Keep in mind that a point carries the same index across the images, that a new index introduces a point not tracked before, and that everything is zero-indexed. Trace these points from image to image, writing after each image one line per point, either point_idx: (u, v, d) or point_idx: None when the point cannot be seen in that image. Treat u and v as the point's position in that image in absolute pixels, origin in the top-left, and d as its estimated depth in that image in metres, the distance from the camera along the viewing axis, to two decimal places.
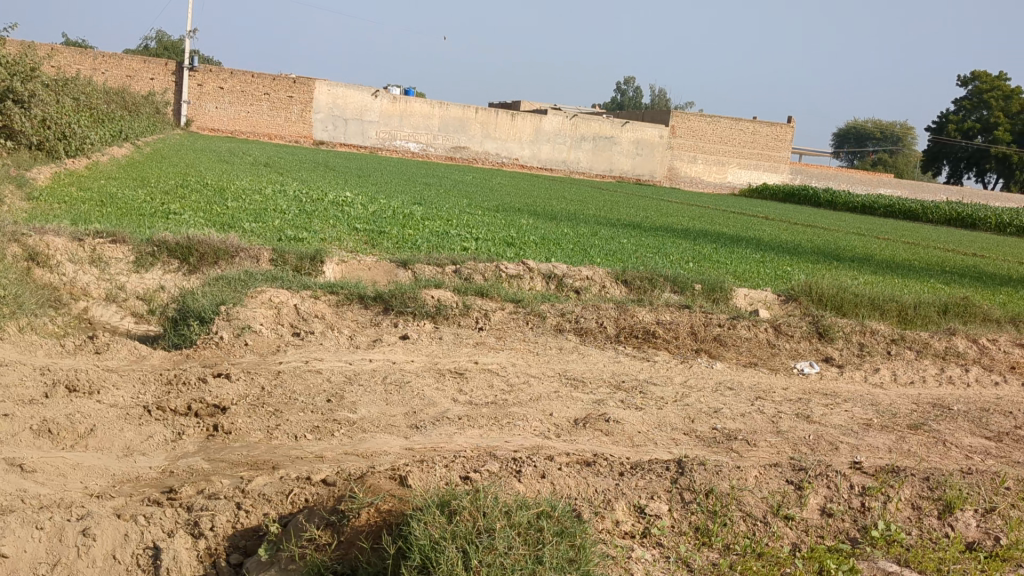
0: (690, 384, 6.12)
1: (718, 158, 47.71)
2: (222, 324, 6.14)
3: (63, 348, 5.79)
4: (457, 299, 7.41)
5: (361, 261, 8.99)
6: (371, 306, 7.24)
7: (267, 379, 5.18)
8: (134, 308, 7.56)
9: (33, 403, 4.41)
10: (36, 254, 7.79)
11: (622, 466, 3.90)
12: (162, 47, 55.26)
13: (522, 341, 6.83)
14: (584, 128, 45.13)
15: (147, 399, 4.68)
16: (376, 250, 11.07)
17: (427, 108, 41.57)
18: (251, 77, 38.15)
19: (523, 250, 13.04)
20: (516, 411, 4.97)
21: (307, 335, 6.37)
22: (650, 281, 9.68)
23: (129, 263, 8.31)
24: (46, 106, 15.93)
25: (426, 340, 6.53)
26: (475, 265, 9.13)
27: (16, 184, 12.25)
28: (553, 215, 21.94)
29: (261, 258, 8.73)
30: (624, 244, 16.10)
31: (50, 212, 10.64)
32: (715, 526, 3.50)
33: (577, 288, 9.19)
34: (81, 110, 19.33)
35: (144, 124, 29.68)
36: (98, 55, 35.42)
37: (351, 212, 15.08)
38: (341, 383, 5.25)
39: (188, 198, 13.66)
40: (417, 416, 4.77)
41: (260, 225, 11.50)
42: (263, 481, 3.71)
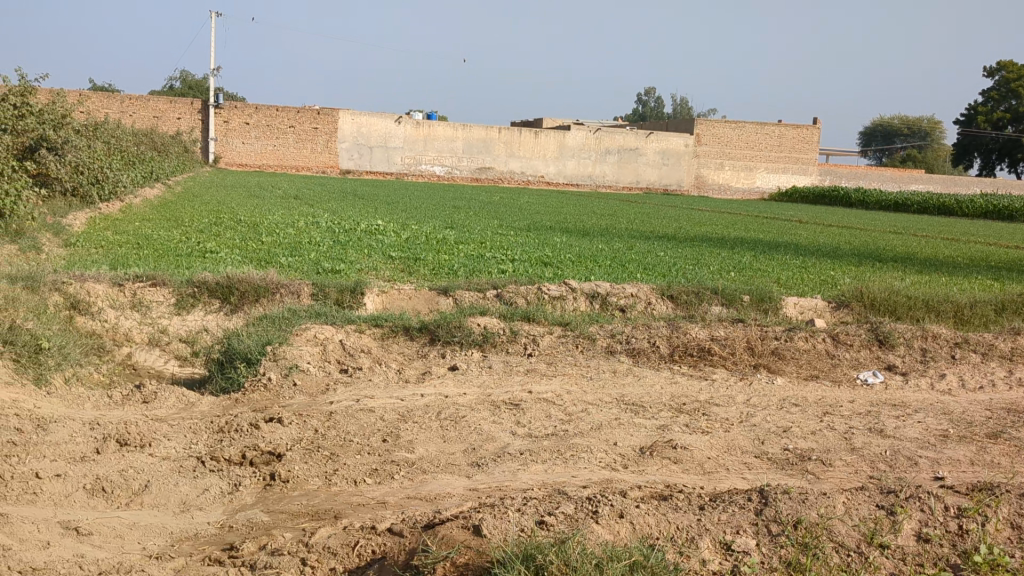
0: (753, 403, 5.91)
1: (745, 163, 47.26)
2: (269, 365, 6.03)
3: (111, 398, 5.68)
4: (504, 325, 7.24)
5: (402, 291, 8.86)
6: (417, 337, 7.09)
7: (320, 421, 5.03)
8: (178, 351, 7.47)
9: (85, 460, 4.28)
10: (77, 302, 7.73)
11: (701, 499, 3.73)
12: (187, 87, 55.68)
13: (574, 366, 6.64)
14: (609, 141, 44.92)
15: (200, 450, 4.55)
16: (413, 278, 10.93)
17: (450, 131, 41.74)
18: (276, 111, 38.45)
19: (560, 270, 12.85)
20: (579, 442, 4.77)
21: (355, 372, 6.22)
22: (696, 295, 9.44)
23: (170, 306, 8.19)
24: (79, 152, 16.00)
25: (476, 370, 6.36)
26: (517, 288, 8.94)
27: (53, 232, 12.30)
28: (585, 231, 21.71)
29: (302, 293, 8.58)
30: (660, 258, 15.85)
31: (88, 257, 10.64)
32: (809, 560, 3.28)
33: (621, 307, 8.96)
34: (112, 154, 19.48)
35: (174, 164, 29.96)
36: (125, 98, 35.86)
37: (385, 240, 14.99)
38: (395, 421, 5.09)
39: (223, 236, 13.65)
40: (477, 452, 4.59)
41: (296, 259, 11.43)
42: (327, 532, 3.56)
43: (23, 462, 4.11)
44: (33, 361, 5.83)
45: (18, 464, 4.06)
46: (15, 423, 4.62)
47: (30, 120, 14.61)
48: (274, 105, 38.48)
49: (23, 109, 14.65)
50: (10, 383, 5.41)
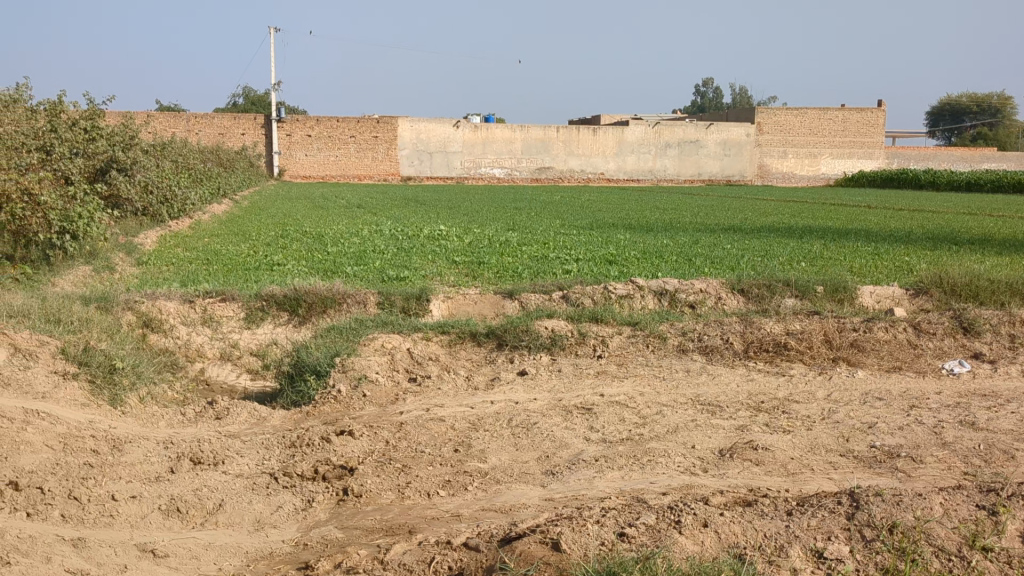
0: (835, 399, 5.71)
1: (808, 150, 46.22)
2: (338, 376, 6.01)
3: (185, 416, 5.70)
4: (572, 327, 7.12)
5: (467, 296, 8.80)
6: (484, 343, 7.01)
7: (391, 432, 4.97)
8: (250, 364, 7.56)
9: (160, 480, 4.28)
10: (150, 320, 7.82)
11: (788, 506, 3.60)
12: (249, 103, 56.73)
13: (646, 367, 6.50)
14: (668, 134, 44.41)
15: (273, 466, 4.53)
16: (478, 283, 10.88)
17: (508, 133, 41.83)
18: (336, 122, 38.92)
19: (625, 267, 12.68)
20: (655, 447, 4.64)
21: (424, 380, 6.16)
22: (768, 288, 9.20)
23: (240, 320, 8.23)
24: (148, 172, 16.29)
25: (546, 375, 6.25)
26: (583, 288, 8.81)
27: (126, 251, 12.55)
28: (650, 227, 21.45)
29: (368, 302, 8.55)
30: (728, 251, 15.54)
31: (160, 274, 10.81)
32: (906, 566, 3.11)
33: (691, 303, 8.76)
34: (180, 172, 19.86)
35: (240, 179, 30.50)
36: (191, 117, 36.66)
37: (449, 245, 14.99)
38: (466, 430, 5.01)
39: (290, 248, 13.79)
40: (551, 460, 4.48)
41: (361, 268, 11.46)
42: (402, 549, 3.48)
43: (99, 484, 4.12)
44: (108, 381, 5.89)
45: (94, 486, 4.07)
46: (90, 445, 4.66)
47: (100, 143, 14.95)
48: (334, 116, 38.92)
49: (93, 132, 15.00)
50: (86, 404, 5.48)
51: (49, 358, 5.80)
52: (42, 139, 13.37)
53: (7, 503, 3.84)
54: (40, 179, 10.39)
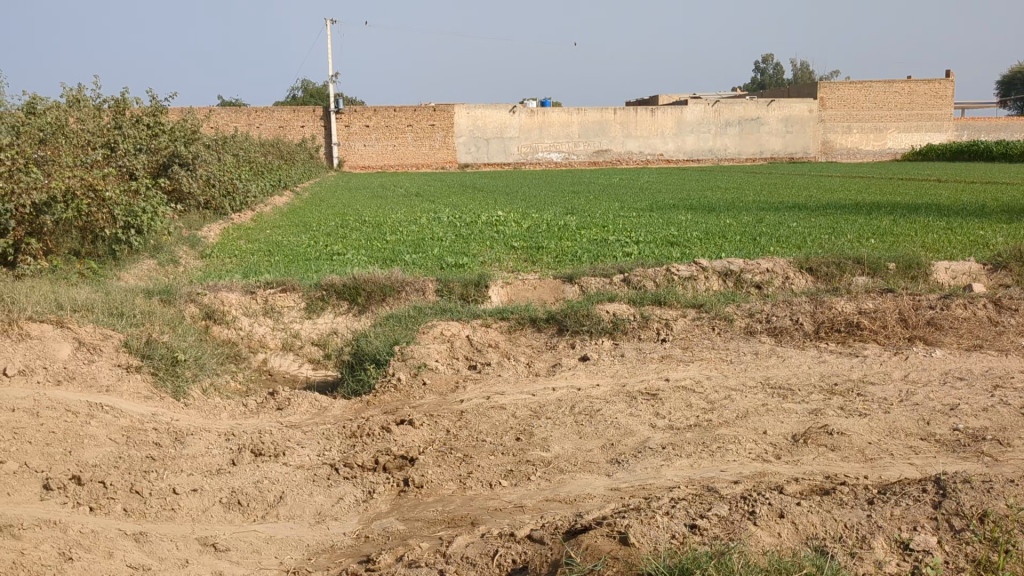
0: (914, 380, 5.49)
1: (873, 125, 44.94)
2: (398, 365, 5.94)
3: (246, 407, 5.68)
4: (635, 311, 6.95)
5: (527, 281, 8.70)
6: (544, 328, 6.89)
7: (452, 421, 4.89)
8: (311, 355, 7.61)
9: (221, 472, 4.24)
10: (212, 312, 7.84)
11: (869, 494, 3.43)
12: (308, 95, 57.27)
13: (713, 350, 6.31)
14: (728, 113, 43.61)
15: (333, 457, 4.46)
16: (537, 268, 10.75)
17: (565, 117, 41.51)
18: (393, 111, 39.10)
19: (688, 249, 12.41)
20: (725, 433, 4.48)
21: (484, 367, 6.06)
22: (837, 267, 8.91)
23: (301, 310, 8.23)
24: (211, 167, 16.48)
25: (608, 360, 6.10)
26: (645, 271, 8.62)
27: (190, 244, 12.71)
28: (711, 207, 21.03)
29: (427, 290, 8.47)
30: (793, 229, 15.14)
31: (223, 267, 10.91)
32: (1000, 558, 2.91)
33: (758, 283, 8.50)
34: (242, 165, 20.09)
35: (300, 170, 30.85)
36: (251, 112, 37.24)
37: (507, 231, 14.88)
38: (528, 418, 4.89)
39: (350, 237, 13.83)
40: (616, 448, 4.34)
41: (420, 255, 11.41)
42: (465, 541, 3.39)
43: (161, 477, 4.10)
44: (171, 373, 5.90)
45: (156, 480, 4.05)
46: (153, 439, 4.66)
47: (163, 139, 15.16)
48: (391, 106, 39.10)
49: (156, 128, 15.21)
50: (149, 396, 5.50)
51: (112, 351, 5.84)
52: (107, 137, 13.60)
53: (70, 497, 3.84)
54: (105, 175, 10.55)
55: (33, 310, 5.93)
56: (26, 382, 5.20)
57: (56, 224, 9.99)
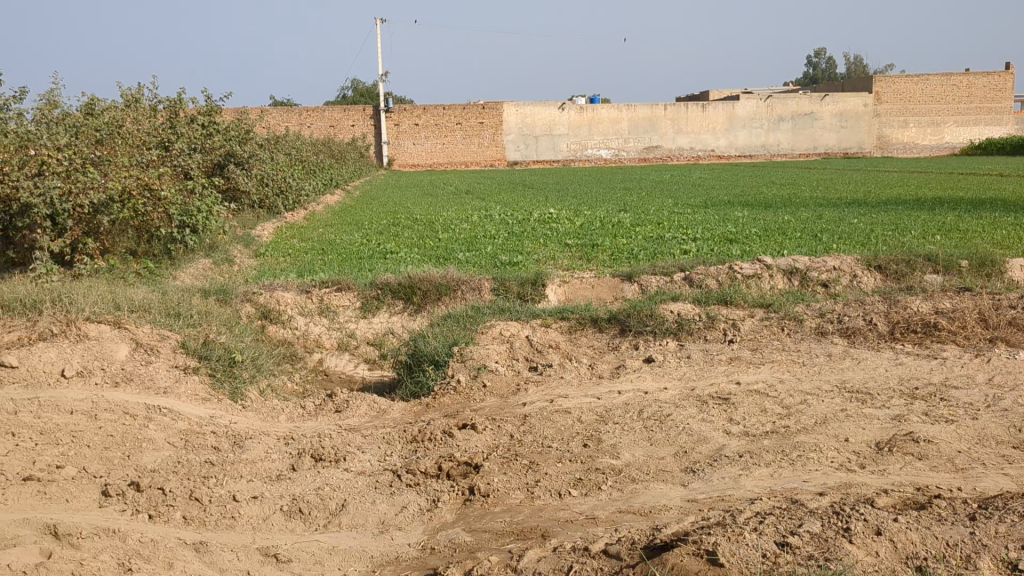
0: (1000, 384, 5.20)
1: (930, 118, 43.74)
2: (457, 367, 5.80)
3: (304, 410, 5.57)
4: (699, 311, 6.73)
5: (584, 280, 8.52)
6: (606, 329, 6.70)
7: (516, 426, 4.73)
8: (367, 355, 7.54)
9: (281, 478, 4.13)
10: (268, 312, 7.79)
11: (969, 509, 3.20)
12: (358, 95, 57.61)
13: (782, 352, 6.07)
14: (781, 108, 42.85)
15: (395, 462, 4.32)
16: (593, 266, 10.54)
17: (615, 113, 41.17)
18: (443, 110, 39.13)
19: (747, 246, 12.11)
20: (805, 441, 4.25)
21: (545, 369, 5.88)
22: (906, 264, 8.58)
23: (356, 309, 8.12)
24: (264, 166, 16.54)
25: (674, 362, 5.89)
26: (706, 269, 8.38)
27: (245, 243, 12.73)
28: (767, 204, 20.57)
29: (483, 288, 8.28)
30: (854, 226, 14.68)
31: (277, 265, 10.88)
32: None
33: (824, 282, 8.20)
34: (294, 164, 20.17)
35: (351, 169, 30.97)
36: (302, 112, 37.53)
37: (560, 228, 14.68)
38: (595, 423, 4.71)
39: (401, 236, 13.74)
40: (690, 456, 4.14)
41: (474, 254, 11.26)
42: (537, 555, 3.22)
43: (220, 484, 3.99)
44: (228, 374, 5.83)
45: (216, 486, 3.95)
46: (212, 443, 4.57)
47: (217, 139, 15.24)
48: (441, 104, 39.12)
49: (210, 127, 15.29)
50: (207, 398, 5.42)
51: (170, 352, 5.78)
52: (163, 137, 13.69)
53: (129, 504, 3.74)
54: (160, 175, 10.58)
55: (91, 310, 5.91)
56: (84, 385, 5.17)
57: (113, 223, 10.05)
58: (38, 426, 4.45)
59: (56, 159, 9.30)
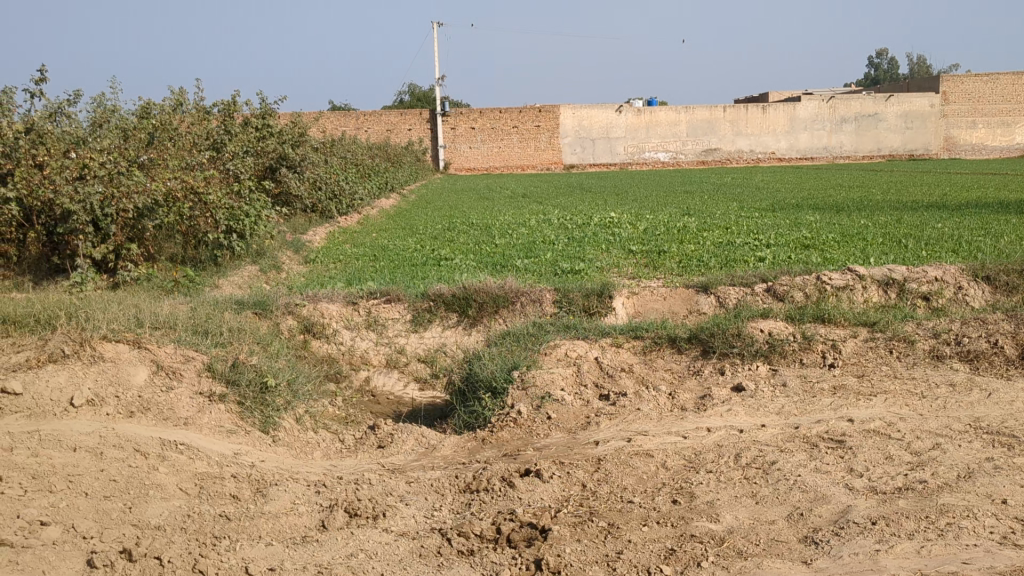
0: None
1: (1001, 119, 41.71)
2: (517, 396, 5.04)
3: (344, 444, 4.85)
4: (794, 331, 5.90)
5: (655, 291, 7.68)
6: (686, 350, 5.89)
7: (589, 472, 3.97)
8: (417, 373, 6.83)
9: (306, 541, 3.44)
10: (312, 325, 7.14)
11: None
12: (416, 99, 57.37)
13: (895, 380, 5.21)
14: (844, 108, 41.30)
15: (444, 520, 3.59)
16: (661, 275, 9.71)
17: (673, 115, 40.21)
18: (499, 113, 38.55)
19: (827, 252, 11.17)
20: (952, 503, 3.41)
21: (619, 398, 5.09)
22: (1020, 275, 7.57)
23: (407, 323, 7.37)
24: (318, 169, 15.95)
25: (770, 392, 5.06)
26: (791, 279, 7.50)
27: (295, 248, 12.15)
28: (837, 207, 19.37)
29: (545, 300, 7.47)
30: (939, 230, 13.54)
31: (327, 273, 10.25)
32: None
33: (925, 294, 7.28)
34: (350, 167, 19.61)
35: (408, 173, 30.49)
36: (359, 116, 37.23)
37: (624, 234, 13.83)
38: (684, 471, 3.92)
39: (456, 241, 13.04)
40: (810, 521, 3.35)
41: (533, 261, 10.51)
42: None
43: (233, 551, 3.35)
44: (259, 401, 5.14)
45: (227, 552, 3.33)
46: (230, 490, 3.91)
47: (269, 141, 14.70)
48: (498, 108, 38.51)
49: (263, 130, 14.77)
50: (232, 430, 4.75)
51: (194, 376, 5.11)
52: (213, 138, 13.18)
53: None
54: (207, 177, 10.03)
55: (108, 328, 5.25)
56: (94, 416, 4.51)
57: (157, 228, 9.50)
58: (30, 467, 3.76)
59: (98, 161, 8.76)
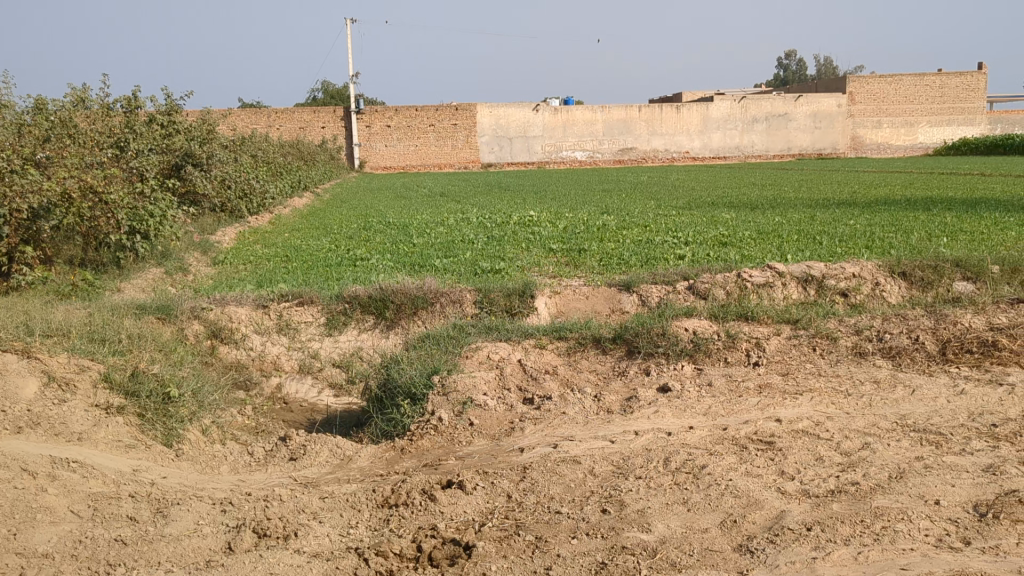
0: None
1: (904, 119, 43.03)
2: (438, 402, 4.82)
3: (254, 457, 4.57)
4: (718, 329, 5.82)
5: (577, 290, 7.54)
6: (610, 351, 5.77)
7: (514, 482, 3.78)
8: (333, 379, 6.55)
9: (210, 566, 3.18)
10: (220, 330, 6.80)
11: None
12: (329, 95, 56.56)
13: (820, 378, 5.16)
14: (755, 109, 42.05)
15: (361, 538, 3.37)
16: (581, 274, 9.60)
17: (589, 115, 40.40)
18: (415, 111, 38.22)
19: (744, 250, 11.22)
20: (886, 506, 3.33)
21: (544, 401, 4.92)
22: (935, 270, 7.66)
23: (321, 326, 7.08)
24: (227, 167, 15.45)
25: (696, 393, 4.96)
26: (712, 276, 7.46)
27: (203, 249, 11.70)
28: (752, 205, 19.62)
29: (465, 301, 7.27)
30: (851, 227, 13.76)
31: (237, 275, 9.87)
32: None
33: (844, 290, 7.27)
34: (261, 166, 19.08)
35: (322, 172, 29.93)
36: (271, 113, 36.44)
37: (543, 232, 13.72)
38: (614, 478, 3.77)
39: (373, 241, 12.75)
40: (743, 529, 3.23)
41: (453, 260, 10.30)
42: None
43: None
44: (161, 413, 4.81)
45: None
46: (128, 511, 3.61)
47: (176, 138, 14.16)
48: (414, 106, 38.15)
49: (169, 127, 14.22)
50: (131, 445, 4.42)
51: (89, 388, 4.77)
52: (115, 135, 12.61)
53: None
54: (108, 175, 9.48)
55: None
56: None
57: (54, 229, 9.00)
58: None
59: None
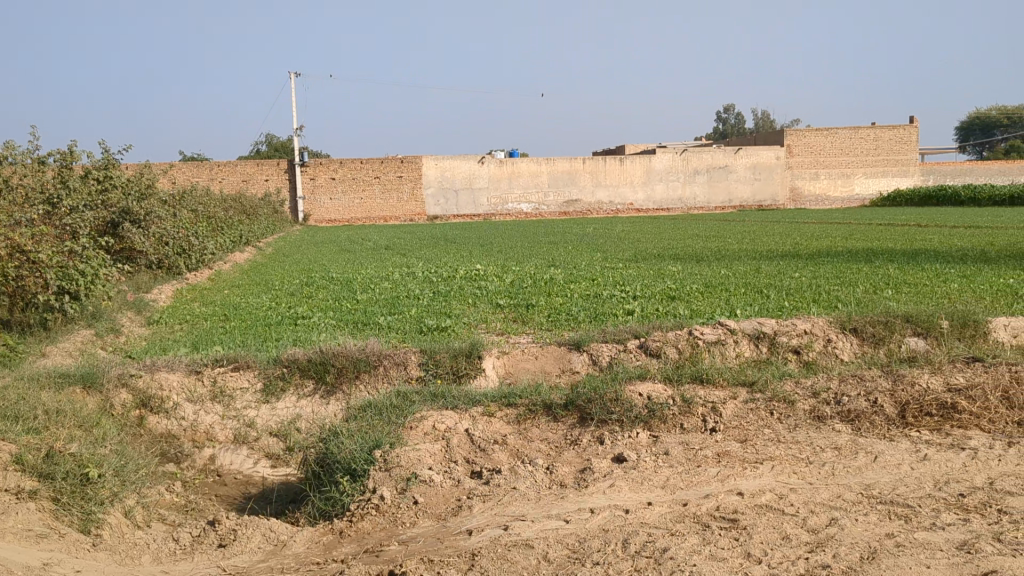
0: None
1: (841, 171, 43.95)
2: (380, 479, 4.51)
3: (180, 543, 4.21)
4: (673, 393, 5.62)
5: (526, 350, 7.30)
6: (562, 417, 5.52)
7: (463, 571, 3.50)
8: (270, 448, 6.19)
9: None
10: (149, 399, 6.42)
11: None
12: (273, 148, 56.18)
13: (779, 445, 4.97)
14: (696, 161, 42.66)
15: None
16: (530, 331, 9.38)
17: (534, 167, 40.62)
18: (360, 164, 38.02)
19: (692, 304, 11.13)
20: None
21: (493, 475, 4.64)
22: (885, 325, 7.57)
23: (257, 393, 6.73)
24: (165, 223, 15.03)
25: (654, 463, 4.73)
26: (664, 334, 7.28)
27: (137, 308, 11.25)
28: (697, 257, 19.70)
29: (409, 363, 6.98)
30: (795, 280, 13.79)
31: (172, 336, 9.46)
32: None
33: (796, 347, 7.14)
34: (201, 221, 18.67)
35: (265, 226, 29.48)
36: (213, 166, 35.94)
37: (490, 287, 13.53)
38: (570, 564, 3.50)
39: (315, 298, 12.40)
40: None
41: (397, 318, 10.02)
42: None
43: None
44: (79, 496, 4.43)
45: None
46: None
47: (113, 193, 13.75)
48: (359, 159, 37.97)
49: (104, 182, 13.80)
50: (43, 534, 4.04)
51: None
52: (46, 190, 12.16)
53: None
54: (36, 234, 9.04)
55: None
56: None
57: None
58: None
59: None
